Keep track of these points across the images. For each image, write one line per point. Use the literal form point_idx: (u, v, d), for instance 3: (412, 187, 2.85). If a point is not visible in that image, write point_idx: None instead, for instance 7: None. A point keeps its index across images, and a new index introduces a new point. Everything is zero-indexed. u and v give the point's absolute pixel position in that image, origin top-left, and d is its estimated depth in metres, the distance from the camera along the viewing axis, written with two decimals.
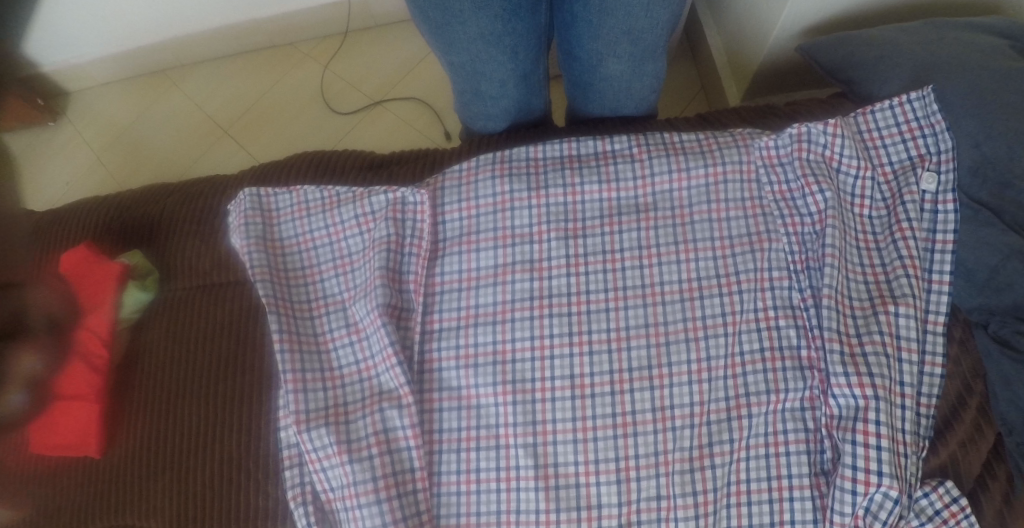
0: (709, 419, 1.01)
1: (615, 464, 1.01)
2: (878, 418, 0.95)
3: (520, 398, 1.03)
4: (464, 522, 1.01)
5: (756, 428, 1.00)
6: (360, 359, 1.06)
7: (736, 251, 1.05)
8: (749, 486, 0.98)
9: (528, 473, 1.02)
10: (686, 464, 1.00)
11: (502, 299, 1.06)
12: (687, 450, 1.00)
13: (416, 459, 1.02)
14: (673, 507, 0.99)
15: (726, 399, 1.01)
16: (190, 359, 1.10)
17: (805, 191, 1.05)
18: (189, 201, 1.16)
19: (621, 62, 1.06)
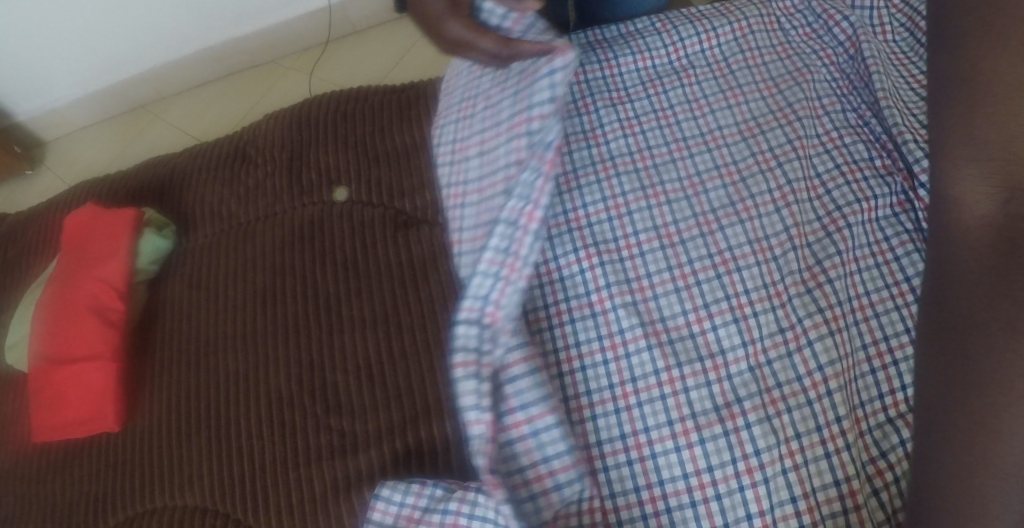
0: (808, 241, 0.94)
1: (727, 303, 0.92)
2: None
3: (607, 259, 0.95)
4: (575, 405, 0.90)
5: (859, 239, 0.94)
6: None
7: (783, 87, 1.04)
8: (870, 299, 0.90)
9: (636, 333, 0.91)
10: (801, 288, 0.92)
11: (562, 170, 1.00)
12: (797, 273, 0.92)
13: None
14: (802, 334, 0.90)
15: (819, 219, 0.95)
16: (221, 303, 0.97)
17: (829, 25, 1.07)
18: (203, 152, 1.07)
19: None
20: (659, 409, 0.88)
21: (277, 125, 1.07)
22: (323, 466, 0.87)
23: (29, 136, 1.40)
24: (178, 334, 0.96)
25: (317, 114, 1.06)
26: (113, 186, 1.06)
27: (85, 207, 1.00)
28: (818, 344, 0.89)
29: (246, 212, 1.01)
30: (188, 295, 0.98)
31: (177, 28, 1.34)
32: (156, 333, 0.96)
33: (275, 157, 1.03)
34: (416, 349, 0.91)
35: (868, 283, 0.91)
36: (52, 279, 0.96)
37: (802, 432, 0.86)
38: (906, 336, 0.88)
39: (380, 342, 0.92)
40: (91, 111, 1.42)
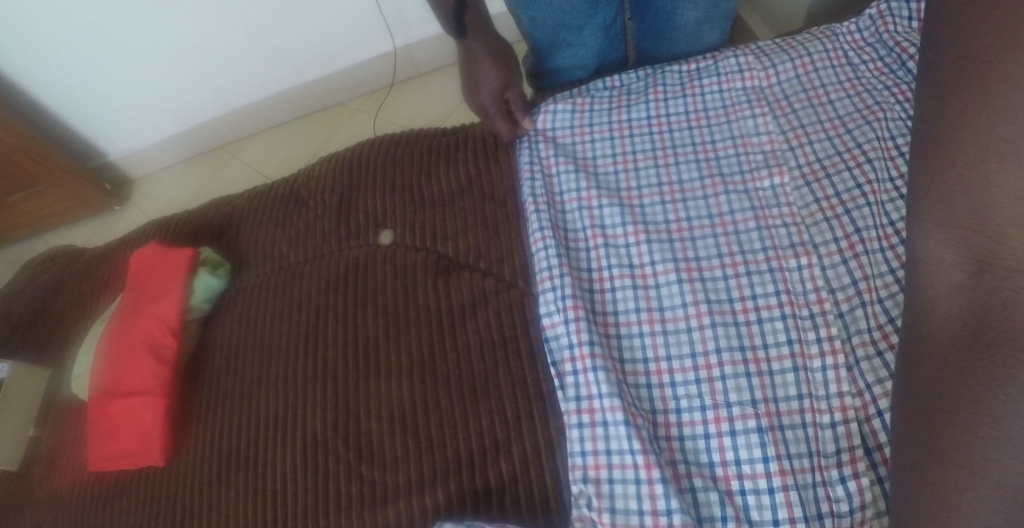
0: (881, 297, 0.81)
1: (799, 403, 0.79)
2: None
3: (672, 329, 0.85)
4: (592, 461, 0.80)
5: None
6: (597, 310, 0.88)
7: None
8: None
9: (694, 416, 0.80)
10: (870, 350, 0.80)
11: (591, 224, 0.93)
12: (866, 333, 0.81)
13: (587, 386, 0.82)
14: (872, 403, 0.78)
15: (894, 272, 0.82)
16: (266, 340, 0.99)
17: (903, 59, 0.98)
18: (260, 196, 1.10)
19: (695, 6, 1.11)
20: (712, 500, 0.77)
21: (332, 168, 1.09)
22: (352, 516, 0.86)
23: (117, 175, 1.50)
24: (224, 372, 0.98)
25: (367, 157, 1.08)
26: (179, 225, 1.11)
27: (147, 246, 1.04)
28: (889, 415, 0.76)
29: (296, 253, 1.03)
30: (239, 335, 1.00)
31: (251, 75, 1.41)
32: (205, 369, 0.99)
33: (326, 200, 1.06)
34: (450, 399, 0.89)
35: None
36: (115, 313, 0.99)
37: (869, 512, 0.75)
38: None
39: (416, 392, 0.90)
40: (175, 151, 1.50)
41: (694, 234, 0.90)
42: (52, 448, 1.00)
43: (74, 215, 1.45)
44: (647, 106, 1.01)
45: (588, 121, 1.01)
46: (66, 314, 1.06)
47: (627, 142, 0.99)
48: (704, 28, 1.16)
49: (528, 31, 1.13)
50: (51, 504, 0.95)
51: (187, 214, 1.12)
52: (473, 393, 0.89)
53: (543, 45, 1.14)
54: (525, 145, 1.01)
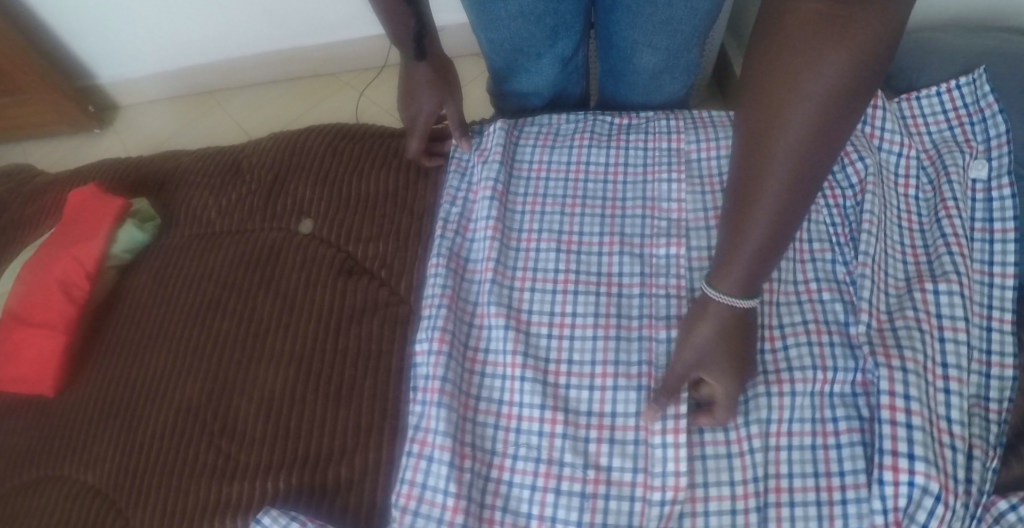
0: (745, 396, 0.88)
1: (632, 475, 0.85)
2: (908, 392, 0.83)
3: (532, 373, 0.90)
4: (406, 491, 0.85)
5: (805, 412, 0.87)
6: (472, 343, 0.94)
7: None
8: (790, 482, 0.84)
9: (527, 466, 0.87)
10: (720, 449, 0.86)
11: (487, 257, 0.97)
12: (720, 433, 0.87)
13: (430, 418, 0.87)
14: (699, 500, 0.84)
15: (765, 372, 0.89)
16: (170, 299, 1.02)
17: (844, 161, 1.02)
18: (205, 159, 1.14)
19: (656, 55, 1.15)
20: None
21: (276, 147, 1.11)
22: (202, 483, 0.92)
23: (107, 99, 1.55)
24: (124, 321, 1.03)
25: (310, 144, 1.11)
26: (126, 170, 1.15)
27: (88, 186, 1.08)
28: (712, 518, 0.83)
29: (221, 223, 1.07)
30: (149, 289, 1.04)
31: (247, 30, 1.45)
32: (112, 315, 1.03)
33: (260, 178, 1.09)
34: (317, 397, 0.94)
35: (794, 462, 0.85)
36: (42, 244, 1.04)
37: None
38: None
39: (291, 381, 0.95)
40: (165, 87, 1.55)
41: (580, 287, 0.95)
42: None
43: (56, 128, 1.50)
44: (572, 149, 1.05)
45: (515, 156, 1.06)
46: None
47: (542, 184, 1.03)
48: (663, 76, 1.21)
49: (486, 52, 1.16)
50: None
51: (137, 161, 1.16)
52: (337, 394, 0.94)
53: (501, 67, 1.18)
54: (454, 166, 1.05)
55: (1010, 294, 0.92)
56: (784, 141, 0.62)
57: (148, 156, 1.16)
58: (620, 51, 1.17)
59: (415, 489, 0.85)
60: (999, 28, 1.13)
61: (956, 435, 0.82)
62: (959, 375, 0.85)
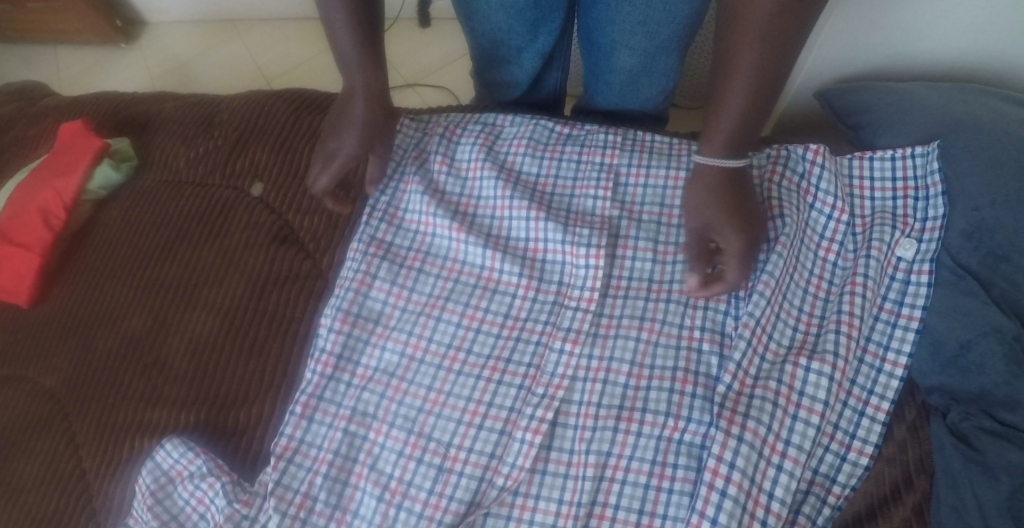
0: (594, 424, 0.96)
1: (487, 459, 0.96)
2: (732, 461, 0.88)
3: (428, 358, 1.01)
4: (283, 442, 0.98)
5: (647, 453, 0.93)
6: (381, 322, 1.03)
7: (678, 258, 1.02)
8: (615, 513, 0.92)
9: (399, 434, 0.98)
10: (559, 468, 0.95)
11: (418, 246, 1.06)
12: (564, 452, 0.96)
13: (317, 386, 1.00)
14: (527, 508, 0.94)
15: (619, 407, 0.96)
16: (134, 238, 1.14)
17: (768, 215, 1.01)
18: (184, 107, 1.23)
19: (635, 57, 1.08)
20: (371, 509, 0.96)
21: (243, 106, 1.18)
22: (131, 405, 1.05)
23: (138, 15, 1.66)
24: (94, 251, 1.15)
25: (274, 107, 1.17)
26: (115, 110, 1.25)
27: (76, 122, 1.20)
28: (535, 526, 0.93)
29: (187, 173, 1.17)
30: (119, 225, 1.16)
31: None
32: (84, 243, 1.16)
33: (225, 136, 1.17)
34: (236, 349, 1.05)
35: (623, 497, 0.92)
36: (34, 170, 1.17)
37: None
38: None
39: (216, 330, 1.06)
40: (190, 9, 1.63)
41: (499, 286, 1.03)
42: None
43: (88, 38, 1.63)
44: (507, 153, 1.09)
45: (454, 155, 1.09)
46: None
47: (477, 184, 1.07)
48: (642, 79, 1.12)
49: (468, 39, 1.13)
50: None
51: (127, 101, 1.26)
52: (251, 349, 1.05)
53: (480, 56, 1.14)
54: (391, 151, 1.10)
55: (895, 383, 0.96)
56: (758, 25, 0.78)
57: (137, 97, 1.26)
58: (598, 47, 1.09)
59: (293, 442, 0.99)
60: (985, 88, 1.06)
61: (770, 511, 0.88)
62: (795, 456, 0.89)
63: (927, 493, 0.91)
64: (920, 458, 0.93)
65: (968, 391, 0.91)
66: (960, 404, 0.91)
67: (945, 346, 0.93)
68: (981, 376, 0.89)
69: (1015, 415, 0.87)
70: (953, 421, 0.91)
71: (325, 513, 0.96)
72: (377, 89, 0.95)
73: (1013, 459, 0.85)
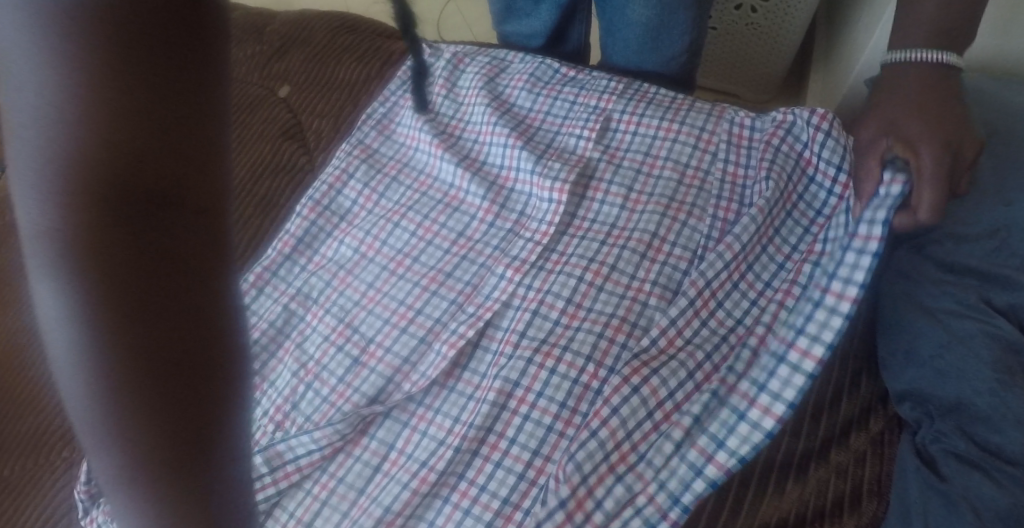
0: (512, 353, 0.91)
1: (399, 363, 0.95)
2: (619, 405, 0.84)
3: (378, 259, 1.03)
4: None
5: (559, 392, 0.87)
6: (347, 216, 1.07)
7: (647, 208, 0.98)
8: (509, 446, 0.86)
9: (330, 322, 1.00)
10: (466, 389, 0.92)
11: (400, 156, 1.09)
12: (476, 375, 0.92)
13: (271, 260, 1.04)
14: (424, 420, 0.90)
15: (541, 340, 0.90)
16: None
17: (756, 179, 0.96)
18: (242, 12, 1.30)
19: (651, 9, 1.04)
20: (284, 384, 0.97)
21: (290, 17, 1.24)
22: None
23: None
24: None
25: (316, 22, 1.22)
26: None
27: None
28: (424, 439, 0.89)
29: None
30: None
31: None
32: None
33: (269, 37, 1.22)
34: None
35: (522, 432, 0.86)
36: None
37: (347, 482, 0.89)
38: (496, 503, 0.83)
39: None
40: None
41: (461, 205, 1.05)
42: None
43: None
44: (510, 86, 1.11)
45: (456, 81, 1.12)
46: None
47: (469, 110, 1.09)
48: (661, 36, 1.08)
49: None
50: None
51: None
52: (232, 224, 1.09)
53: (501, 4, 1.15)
54: (400, 70, 1.14)
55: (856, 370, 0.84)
56: None
57: None
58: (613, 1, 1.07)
59: None
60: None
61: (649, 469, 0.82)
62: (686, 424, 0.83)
63: (874, 519, 0.80)
64: (876, 477, 0.82)
65: (939, 400, 0.80)
66: (934, 421, 0.80)
67: (921, 354, 0.83)
68: (957, 385, 0.79)
69: (1000, 437, 0.75)
70: (923, 441, 0.80)
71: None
72: (149, 377, 0.42)
73: (985, 494, 0.73)
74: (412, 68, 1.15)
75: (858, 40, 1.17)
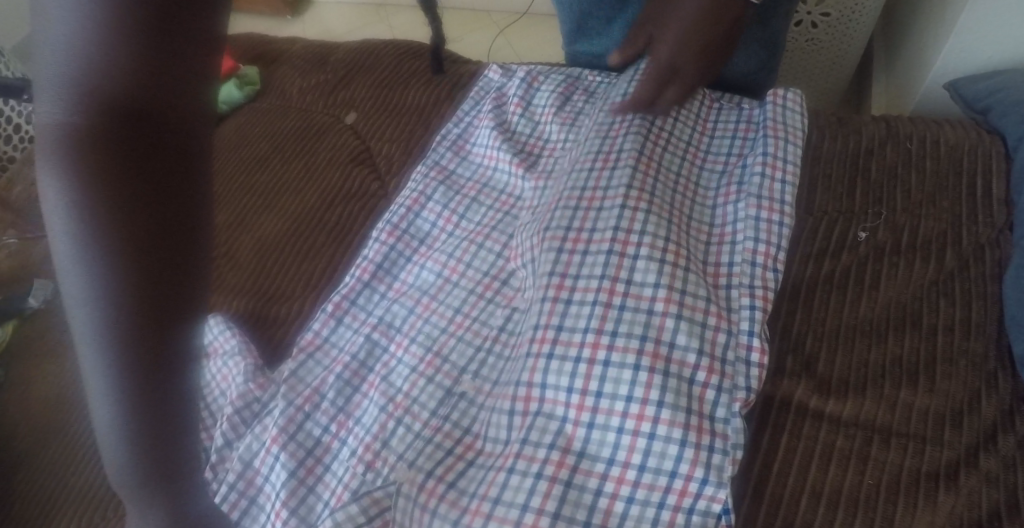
0: None
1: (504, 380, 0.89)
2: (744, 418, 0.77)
3: (462, 283, 0.97)
4: (308, 338, 0.98)
5: (679, 399, 0.78)
6: (426, 242, 1.02)
7: (740, 199, 0.93)
8: (638, 476, 0.77)
9: (416, 351, 0.93)
10: None
11: (478, 177, 1.06)
12: None
13: (351, 289, 0.99)
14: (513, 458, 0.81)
15: None
16: (232, 147, 1.21)
17: None
18: (307, 48, 1.32)
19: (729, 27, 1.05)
20: (370, 412, 0.90)
21: (357, 51, 1.26)
22: None
23: None
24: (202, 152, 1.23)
25: (385, 55, 1.23)
26: (250, 44, 1.37)
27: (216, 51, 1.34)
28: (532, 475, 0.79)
29: (295, 99, 1.24)
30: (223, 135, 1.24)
31: None
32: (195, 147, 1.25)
33: (334, 70, 1.24)
34: (291, 250, 1.07)
35: (591, 442, 0.80)
36: None
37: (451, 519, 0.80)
38: None
39: (283, 233, 1.09)
40: None
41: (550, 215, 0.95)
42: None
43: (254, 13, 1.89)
44: (592, 102, 1.06)
45: (531, 99, 1.09)
46: None
47: (548, 127, 1.06)
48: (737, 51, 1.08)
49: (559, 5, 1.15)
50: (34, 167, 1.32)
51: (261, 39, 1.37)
52: (308, 251, 1.06)
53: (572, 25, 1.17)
54: (473, 92, 1.13)
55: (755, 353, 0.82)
56: None
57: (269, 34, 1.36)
58: None
59: (317, 339, 0.98)
60: None
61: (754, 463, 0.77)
62: (724, 432, 0.78)
63: None
64: None
65: None
66: None
67: None
68: None
69: None
70: None
71: (329, 412, 0.92)
72: None
73: None
74: (483, 92, 1.13)
75: (924, 44, 1.17)
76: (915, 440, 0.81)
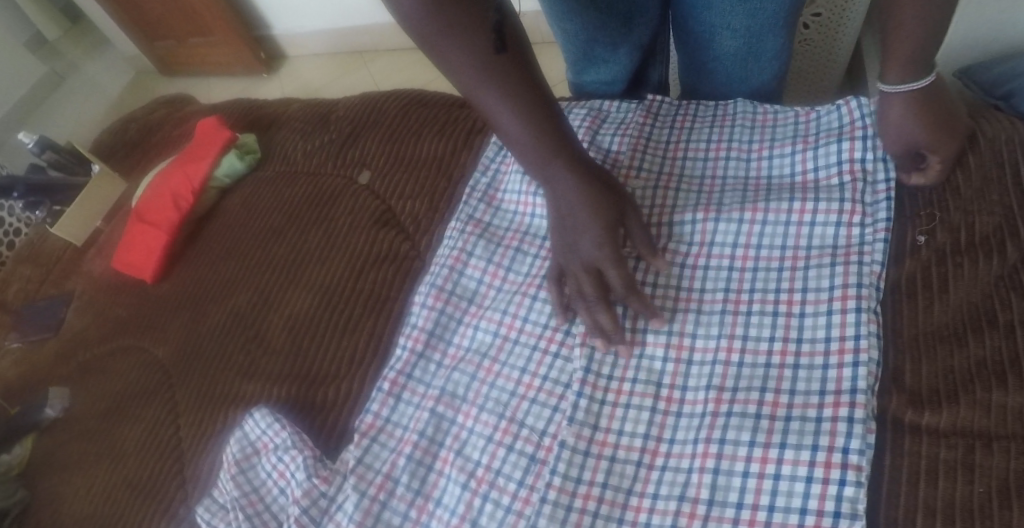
0: (727, 412, 0.82)
1: (591, 432, 0.85)
2: (848, 445, 0.76)
3: (523, 339, 0.93)
4: (369, 420, 0.93)
5: (804, 438, 0.78)
6: (475, 300, 0.97)
7: (818, 219, 0.90)
8: (769, 516, 0.75)
9: (489, 419, 0.89)
10: (683, 463, 0.81)
11: (517, 226, 1.01)
12: (688, 444, 0.82)
13: (406, 363, 0.95)
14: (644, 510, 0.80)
15: (761, 390, 0.82)
16: (248, 224, 1.17)
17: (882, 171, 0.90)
18: (306, 107, 1.28)
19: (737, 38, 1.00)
20: (452, 493, 0.86)
21: (358, 105, 1.21)
22: (228, 381, 1.03)
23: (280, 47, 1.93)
24: (214, 234, 1.19)
25: (388, 105, 1.19)
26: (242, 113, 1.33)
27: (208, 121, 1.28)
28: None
29: (304, 164, 1.20)
30: (234, 212, 1.19)
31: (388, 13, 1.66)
32: (206, 227, 1.20)
33: (339, 128, 1.20)
34: (329, 326, 1.03)
35: (717, 489, 0.78)
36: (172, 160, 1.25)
37: None
38: None
39: (317, 307, 1.04)
40: (328, 43, 1.86)
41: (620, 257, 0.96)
42: (43, 234, 1.34)
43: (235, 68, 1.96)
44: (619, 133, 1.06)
45: None
46: (150, 147, 1.39)
47: None
48: (749, 64, 1.05)
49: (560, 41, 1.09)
50: (31, 267, 1.28)
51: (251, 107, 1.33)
52: (346, 326, 1.02)
53: (577, 56, 1.11)
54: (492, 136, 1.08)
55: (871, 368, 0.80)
56: None
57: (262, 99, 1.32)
58: (700, 36, 1.03)
59: (379, 421, 0.93)
60: None
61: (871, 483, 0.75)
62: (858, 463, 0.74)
63: None
64: None
65: None
66: None
67: None
68: None
69: None
70: None
71: (406, 498, 0.87)
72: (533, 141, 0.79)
73: None
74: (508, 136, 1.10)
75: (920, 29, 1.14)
76: (1019, 442, 0.75)
